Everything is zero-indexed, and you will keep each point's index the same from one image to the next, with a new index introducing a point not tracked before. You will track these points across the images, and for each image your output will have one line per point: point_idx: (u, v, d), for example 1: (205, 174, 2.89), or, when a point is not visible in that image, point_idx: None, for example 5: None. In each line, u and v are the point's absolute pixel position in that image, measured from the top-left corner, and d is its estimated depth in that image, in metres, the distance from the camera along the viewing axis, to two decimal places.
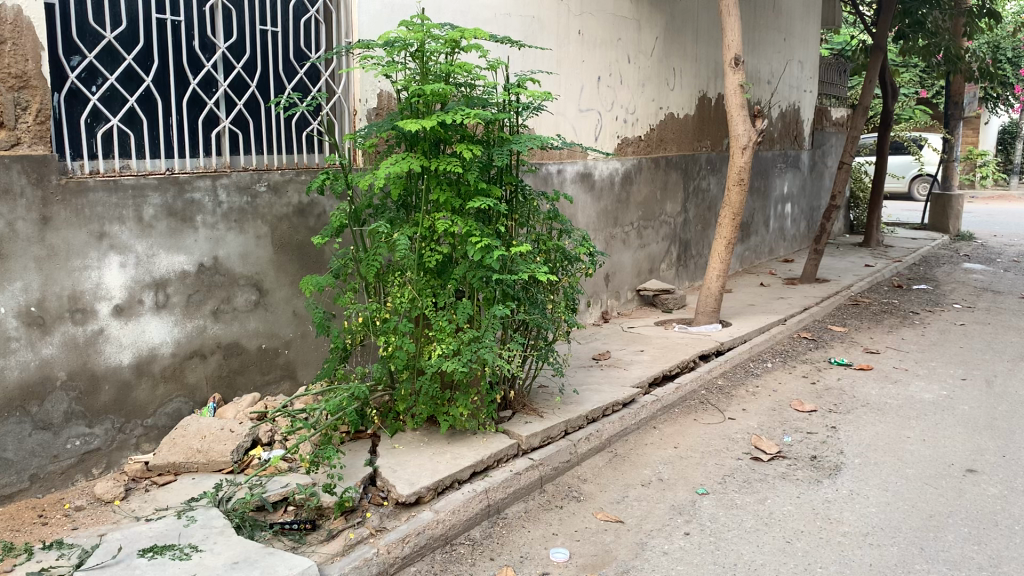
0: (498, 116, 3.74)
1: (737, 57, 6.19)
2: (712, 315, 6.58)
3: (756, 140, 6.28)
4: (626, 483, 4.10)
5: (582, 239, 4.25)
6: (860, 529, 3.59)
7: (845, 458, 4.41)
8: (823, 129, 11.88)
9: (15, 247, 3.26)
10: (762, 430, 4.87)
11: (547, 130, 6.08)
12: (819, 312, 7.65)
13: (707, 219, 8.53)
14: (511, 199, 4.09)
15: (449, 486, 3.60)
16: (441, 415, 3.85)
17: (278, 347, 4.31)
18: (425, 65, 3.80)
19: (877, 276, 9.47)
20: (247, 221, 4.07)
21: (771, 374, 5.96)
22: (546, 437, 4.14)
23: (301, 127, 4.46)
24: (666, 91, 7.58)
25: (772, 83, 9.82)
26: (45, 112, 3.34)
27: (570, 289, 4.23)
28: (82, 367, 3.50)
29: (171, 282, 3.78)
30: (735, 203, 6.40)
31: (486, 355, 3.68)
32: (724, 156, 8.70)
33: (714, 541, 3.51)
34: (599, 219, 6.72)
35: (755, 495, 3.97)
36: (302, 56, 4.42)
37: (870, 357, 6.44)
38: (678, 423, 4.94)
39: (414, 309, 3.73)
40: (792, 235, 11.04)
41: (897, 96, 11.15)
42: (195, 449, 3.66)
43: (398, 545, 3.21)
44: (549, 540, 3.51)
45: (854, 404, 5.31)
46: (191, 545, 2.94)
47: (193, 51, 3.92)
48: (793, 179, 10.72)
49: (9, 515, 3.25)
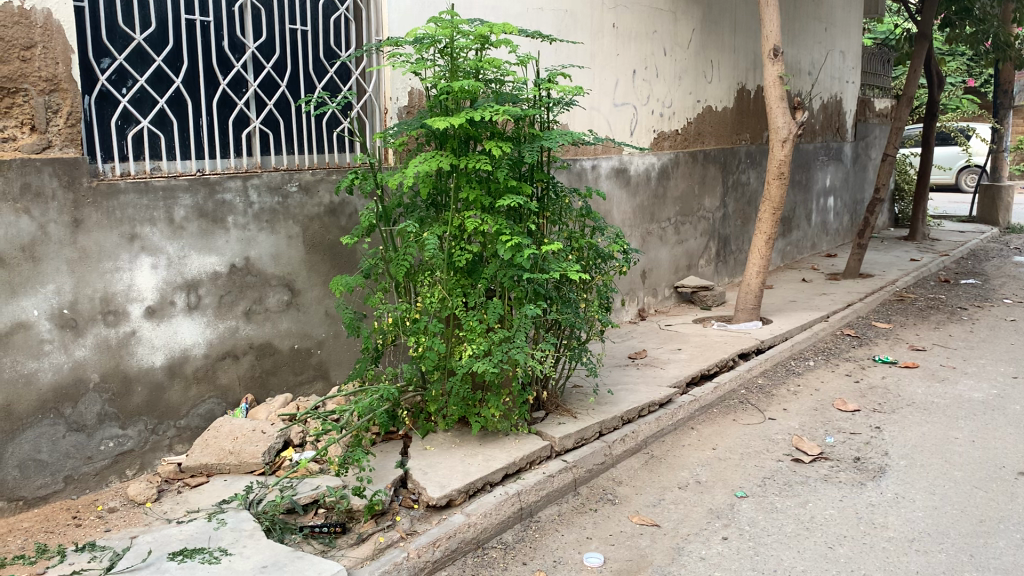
0: (527, 113, 3.67)
1: (776, 48, 6.04)
2: (753, 312, 6.44)
3: (797, 133, 6.12)
4: (662, 486, 4.01)
5: (616, 236, 4.16)
6: (905, 535, 3.47)
7: (890, 461, 4.27)
8: (867, 121, 11.62)
9: (47, 250, 3.27)
10: (804, 431, 4.75)
11: (581, 125, 6.00)
12: (863, 309, 7.46)
13: (747, 214, 8.37)
14: (542, 196, 4.01)
15: (481, 488, 3.55)
16: (472, 417, 3.80)
17: (311, 347, 4.29)
18: (454, 61, 3.73)
19: (924, 271, 9.21)
20: (279, 222, 4.05)
21: (813, 372, 5.81)
22: (579, 438, 4.07)
23: (331, 126, 4.44)
24: (703, 83, 7.44)
25: (812, 74, 9.62)
26: (75, 114, 3.36)
27: (603, 288, 4.15)
28: (115, 369, 3.51)
29: (202, 283, 3.78)
30: (775, 196, 6.25)
31: (517, 355, 3.64)
32: (764, 149, 8.53)
33: (753, 546, 3.42)
34: (635, 215, 6.62)
35: (796, 498, 3.86)
36: (332, 55, 4.39)
37: (916, 354, 6.26)
38: (717, 423, 4.83)
39: (444, 309, 3.69)
40: (835, 229, 10.80)
41: (943, 85, 10.90)
42: (227, 450, 3.65)
43: (428, 548, 3.16)
44: (583, 544, 3.44)
45: (899, 404, 5.15)
46: (221, 549, 2.92)
47: (223, 51, 3.91)
48: (835, 173, 10.49)
49: (43, 517, 3.27)
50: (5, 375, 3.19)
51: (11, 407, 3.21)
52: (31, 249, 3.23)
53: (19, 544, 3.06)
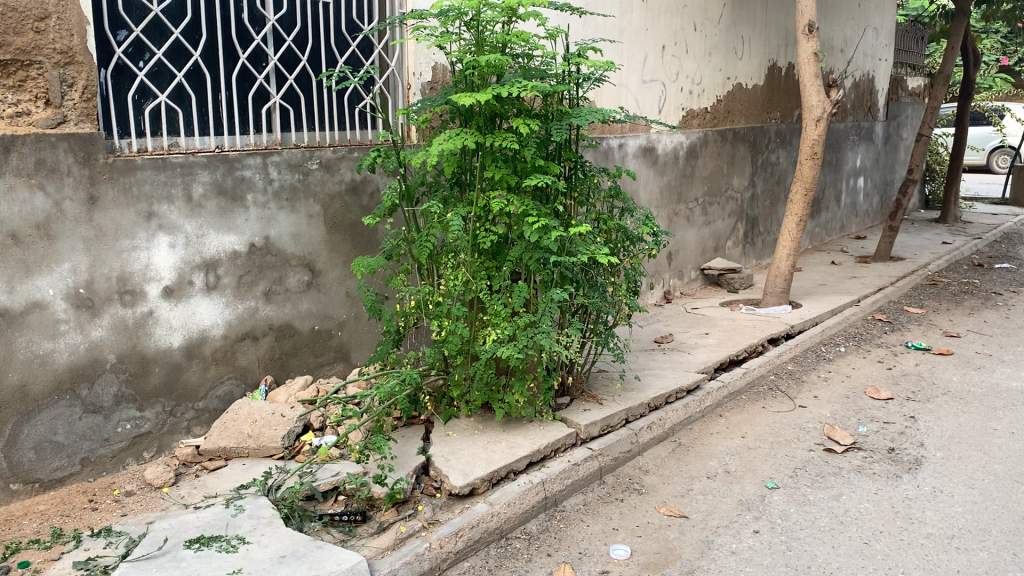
0: (556, 88, 3.52)
1: (812, 23, 5.84)
2: (782, 296, 6.28)
3: (831, 111, 5.93)
4: (690, 475, 3.90)
5: (646, 217, 4.02)
6: (944, 531, 3.34)
7: (926, 452, 4.13)
8: (899, 100, 11.35)
9: (62, 228, 3.19)
10: (835, 419, 4.61)
11: (609, 102, 5.84)
12: (895, 293, 7.27)
13: (776, 194, 8.18)
14: (570, 176, 3.88)
15: (505, 477, 3.45)
16: (496, 403, 3.70)
17: (332, 329, 4.21)
18: (481, 35, 3.59)
19: (956, 254, 8.99)
20: (299, 200, 3.95)
21: (844, 358, 5.66)
22: (605, 425, 3.96)
23: (353, 102, 4.32)
24: (734, 60, 7.25)
25: (845, 51, 9.36)
26: (91, 88, 3.26)
27: (631, 271, 4.02)
28: (132, 350, 3.44)
29: (221, 263, 3.69)
30: (808, 177, 6.08)
31: (543, 340, 3.53)
32: (794, 128, 8.33)
33: (785, 540, 3.30)
34: (662, 196, 6.47)
35: (829, 491, 3.74)
36: (354, 28, 4.26)
37: (950, 340, 6.08)
38: (746, 411, 4.70)
39: (468, 292, 3.59)
40: (864, 211, 10.58)
41: (979, 63, 10.60)
42: (246, 433, 3.58)
43: (451, 539, 3.07)
44: (609, 536, 3.34)
45: (933, 393, 4.99)
46: (238, 537, 2.85)
47: (242, 23, 3.79)
48: (866, 153, 10.26)
49: (59, 500, 3.22)
50: (20, 357, 3.12)
51: (27, 388, 3.15)
52: (46, 227, 3.15)
53: (34, 529, 3.00)
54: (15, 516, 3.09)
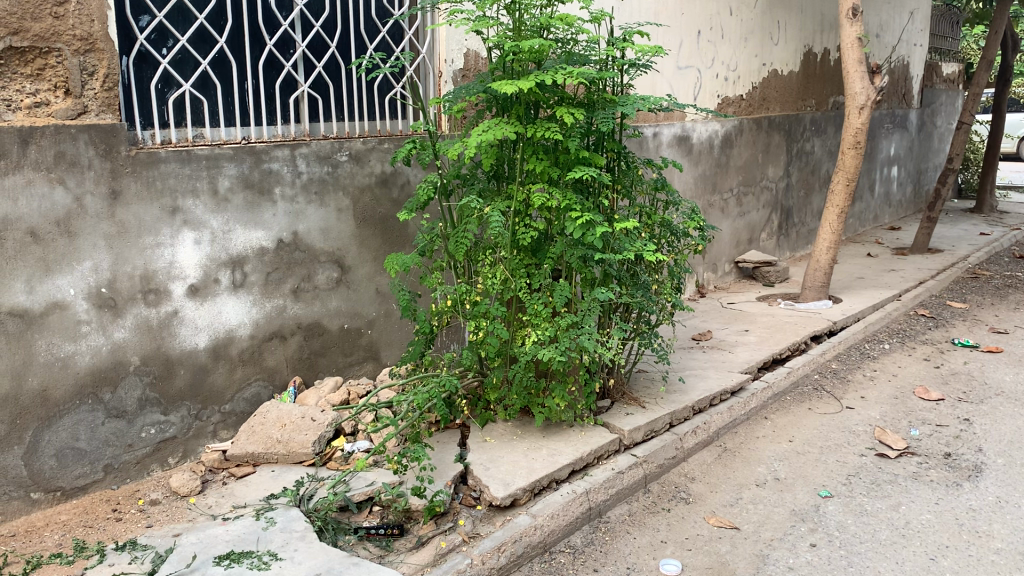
0: (601, 75, 3.32)
1: (856, 7, 5.59)
2: (822, 291, 6.06)
3: (875, 99, 5.68)
4: (739, 483, 3.71)
5: (691, 211, 3.83)
6: (1015, 546, 3.14)
7: (986, 458, 3.92)
8: (933, 87, 11.04)
9: (83, 224, 3.03)
10: (885, 422, 4.40)
11: (643, 89, 5.64)
12: (936, 286, 7.03)
13: (811, 183, 7.93)
14: (613, 167, 3.68)
15: (547, 486, 3.29)
16: (535, 407, 3.53)
17: (361, 327, 4.04)
18: (520, 19, 3.39)
19: (996, 246, 8.71)
20: (328, 193, 3.78)
21: (889, 357, 5.44)
22: (649, 430, 3.79)
23: (383, 90, 4.15)
24: (770, 46, 7.00)
25: (881, 37, 9.07)
26: (113, 77, 3.10)
27: (675, 267, 3.83)
28: (156, 351, 3.28)
29: (248, 260, 3.53)
30: (850, 167, 5.84)
31: (586, 342, 3.34)
32: (830, 117, 8.06)
33: (846, 555, 3.11)
34: (696, 186, 6.26)
35: (887, 500, 3.54)
36: (384, 14, 4.07)
37: (998, 337, 5.84)
38: (792, 413, 4.51)
39: (506, 291, 3.40)
40: (898, 201, 10.31)
41: (1018, 47, 10.24)
42: (275, 438, 3.42)
43: (493, 554, 2.90)
44: (658, 549, 3.16)
45: (987, 393, 4.77)
46: (270, 553, 2.69)
47: (269, 8, 3.61)
48: (900, 141, 9.98)
49: (82, 509, 3.07)
50: (41, 359, 2.97)
51: (47, 393, 3.00)
52: (66, 224, 2.99)
53: (56, 541, 2.86)
54: (35, 527, 2.95)
